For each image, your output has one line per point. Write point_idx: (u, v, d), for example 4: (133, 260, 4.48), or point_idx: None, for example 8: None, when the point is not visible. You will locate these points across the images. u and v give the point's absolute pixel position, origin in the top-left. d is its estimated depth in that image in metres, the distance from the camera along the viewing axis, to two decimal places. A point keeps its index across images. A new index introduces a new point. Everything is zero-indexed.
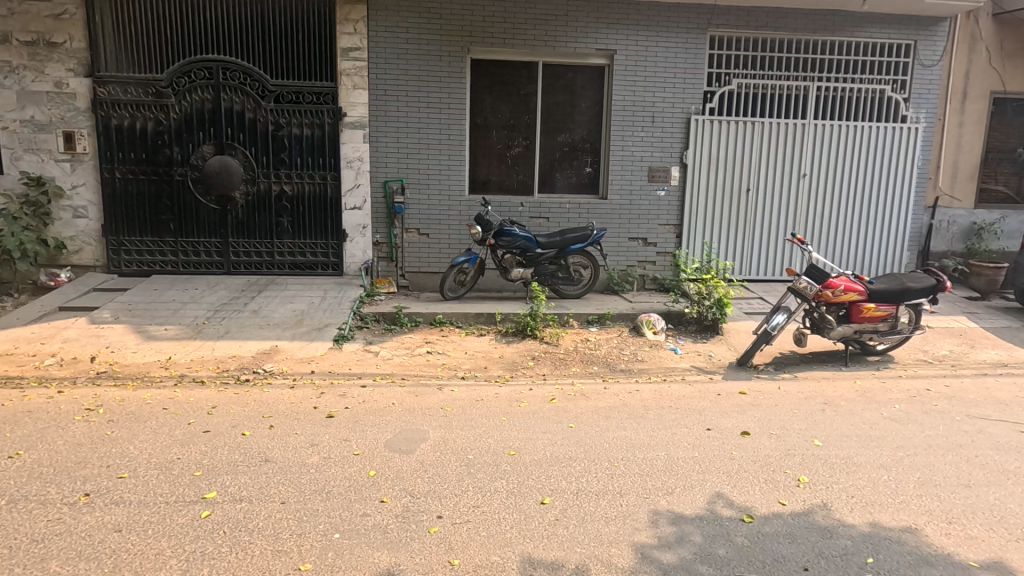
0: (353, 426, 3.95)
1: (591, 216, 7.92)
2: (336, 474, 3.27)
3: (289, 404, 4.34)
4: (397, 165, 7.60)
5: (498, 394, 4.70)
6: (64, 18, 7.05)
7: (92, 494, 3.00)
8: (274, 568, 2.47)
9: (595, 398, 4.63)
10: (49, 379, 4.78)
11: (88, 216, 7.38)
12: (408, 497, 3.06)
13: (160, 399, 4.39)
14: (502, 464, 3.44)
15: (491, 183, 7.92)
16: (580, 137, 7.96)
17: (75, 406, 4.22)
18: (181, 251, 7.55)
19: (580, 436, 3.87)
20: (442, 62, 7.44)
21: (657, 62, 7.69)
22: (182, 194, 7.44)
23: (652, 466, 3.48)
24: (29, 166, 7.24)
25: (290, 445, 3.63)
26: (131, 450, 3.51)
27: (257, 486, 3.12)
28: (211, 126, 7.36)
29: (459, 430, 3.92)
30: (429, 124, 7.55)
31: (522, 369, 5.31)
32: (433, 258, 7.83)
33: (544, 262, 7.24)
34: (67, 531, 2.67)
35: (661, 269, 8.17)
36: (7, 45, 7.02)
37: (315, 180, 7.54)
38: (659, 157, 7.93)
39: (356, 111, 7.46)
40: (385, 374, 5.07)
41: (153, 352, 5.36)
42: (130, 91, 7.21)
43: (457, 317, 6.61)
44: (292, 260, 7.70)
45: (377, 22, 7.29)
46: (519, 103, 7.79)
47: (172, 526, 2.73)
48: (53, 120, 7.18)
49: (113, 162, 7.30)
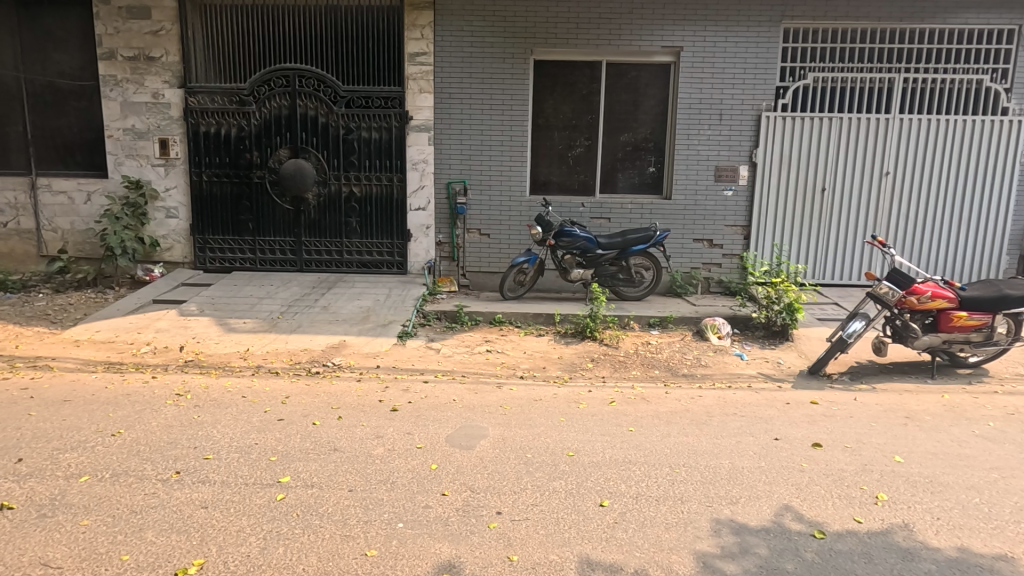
0: (416, 420, 4.08)
1: (654, 217, 7.77)
2: (400, 466, 3.38)
3: (356, 396, 4.54)
4: (460, 167, 7.76)
5: (557, 394, 4.71)
6: (161, 34, 7.66)
7: (181, 472, 3.26)
8: (343, 552, 2.59)
9: (656, 402, 4.55)
10: (144, 365, 5.22)
11: (179, 217, 7.99)
12: (468, 492, 3.12)
13: (240, 387, 4.71)
14: (560, 465, 3.45)
15: (552, 184, 7.93)
16: (644, 136, 7.83)
17: (166, 390, 4.60)
18: (259, 250, 8.04)
19: (640, 440, 3.82)
20: (505, 64, 7.52)
21: (726, 58, 7.44)
22: (260, 195, 7.91)
23: (716, 473, 3.38)
24: (130, 170, 7.91)
25: (356, 436, 3.79)
26: (215, 433, 3.78)
27: (327, 473, 3.28)
28: (288, 131, 7.78)
29: (518, 429, 3.96)
30: (492, 125, 7.65)
31: (581, 371, 5.30)
32: (493, 258, 7.94)
33: (605, 263, 7.17)
34: (162, 504, 2.91)
35: (727, 271, 7.90)
36: (113, 60, 7.71)
37: (381, 182, 7.83)
38: (726, 155, 7.66)
39: (422, 114, 7.67)
40: (447, 371, 5.20)
41: (233, 343, 5.74)
42: (216, 100, 7.74)
43: (517, 317, 6.68)
44: (359, 259, 8.02)
45: (444, 26, 7.47)
46: (581, 103, 7.76)
47: (252, 506, 2.92)
48: (151, 128, 7.82)
49: (201, 166, 7.86)
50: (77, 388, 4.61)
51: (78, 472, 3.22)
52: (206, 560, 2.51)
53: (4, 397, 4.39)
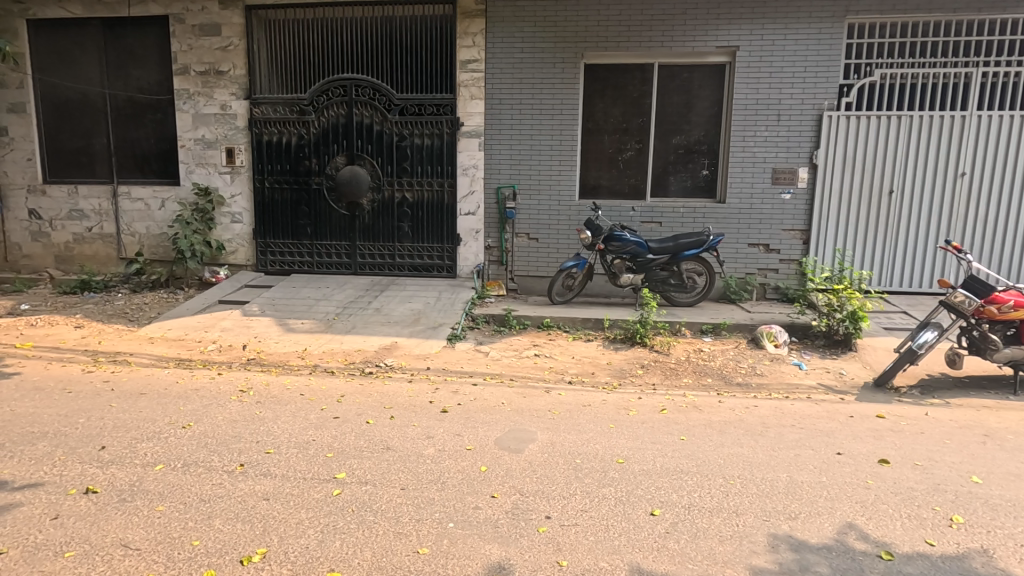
0: (465, 422, 4.14)
1: (707, 221, 7.59)
2: (450, 467, 3.44)
3: (407, 397, 4.64)
4: (510, 172, 7.82)
5: (606, 400, 4.67)
6: (229, 49, 8.11)
7: (245, 464, 3.43)
8: (396, 549, 2.65)
9: (709, 412, 4.43)
10: (211, 362, 5.52)
11: (243, 222, 8.41)
12: (517, 495, 3.14)
13: (298, 385, 4.91)
14: (610, 472, 3.41)
15: (602, 188, 7.87)
16: (697, 139, 7.66)
17: (231, 386, 4.85)
18: (316, 253, 8.36)
19: (692, 449, 3.73)
20: (555, 69, 7.53)
21: (785, 56, 7.19)
22: (318, 201, 8.23)
23: (773, 487, 3.26)
24: (199, 178, 8.39)
25: (408, 436, 3.88)
26: (275, 429, 3.96)
27: (380, 471, 3.37)
28: (344, 138, 8.06)
29: (567, 434, 3.95)
30: (542, 130, 7.68)
31: (630, 377, 5.22)
32: (542, 262, 7.95)
33: (655, 268, 7.05)
34: (228, 494, 3.07)
35: (784, 277, 7.61)
36: (186, 75, 8.21)
37: (433, 187, 7.99)
38: (784, 157, 7.39)
39: (473, 120, 7.79)
40: (495, 374, 5.24)
41: (291, 343, 5.99)
42: (279, 110, 8.12)
43: (566, 322, 6.66)
44: (410, 263, 8.20)
45: (495, 33, 7.57)
46: (632, 106, 7.67)
47: (311, 500, 3.04)
48: (219, 138, 8.27)
49: (263, 173, 8.25)
50: (151, 382, 4.92)
51: (154, 461, 3.44)
52: (268, 549, 2.62)
53: (88, 388, 4.74)
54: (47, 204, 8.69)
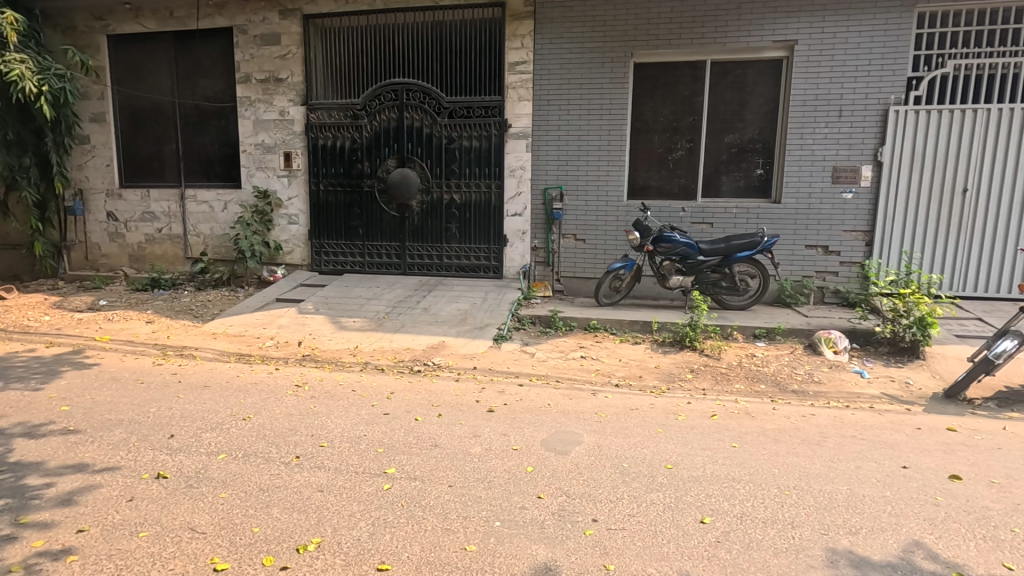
0: (511, 422, 4.16)
1: (761, 222, 7.35)
2: (497, 466, 3.47)
3: (454, 395, 4.71)
4: (557, 173, 7.81)
5: (654, 404, 4.58)
6: (288, 57, 8.44)
7: (301, 456, 3.57)
8: (443, 544, 2.69)
9: (762, 419, 4.29)
10: (269, 357, 5.77)
11: (299, 223, 8.73)
12: (563, 496, 3.13)
13: (350, 381, 5.07)
14: (658, 477, 3.35)
15: (651, 188, 7.74)
16: (751, 137, 7.43)
17: (287, 381, 5.06)
18: (367, 253, 8.60)
19: (745, 457, 3.62)
20: (604, 68, 7.47)
21: (847, 49, 6.88)
22: (370, 202, 8.47)
23: (831, 499, 3.12)
24: (259, 181, 8.78)
25: (455, 434, 3.94)
26: (329, 423, 4.10)
27: (428, 468, 3.44)
28: (395, 142, 8.26)
29: (613, 437, 3.91)
30: (590, 130, 7.63)
31: (679, 382, 5.11)
32: (589, 264, 7.90)
33: (706, 270, 6.87)
34: (285, 485, 3.21)
35: (844, 280, 7.27)
36: (248, 83, 8.61)
37: (481, 189, 8.07)
38: (846, 154, 7.06)
39: (521, 121, 7.82)
40: (541, 375, 5.25)
41: (344, 340, 6.19)
42: (334, 115, 8.40)
43: (612, 324, 6.60)
44: (458, 264, 8.32)
45: (544, 34, 7.58)
46: (683, 105, 7.52)
47: (362, 493, 3.13)
48: (277, 143, 8.63)
49: (318, 176, 8.55)
50: (214, 375, 5.19)
51: (217, 450, 3.63)
52: (322, 539, 2.71)
53: (158, 379, 5.05)
54: (123, 206, 9.30)
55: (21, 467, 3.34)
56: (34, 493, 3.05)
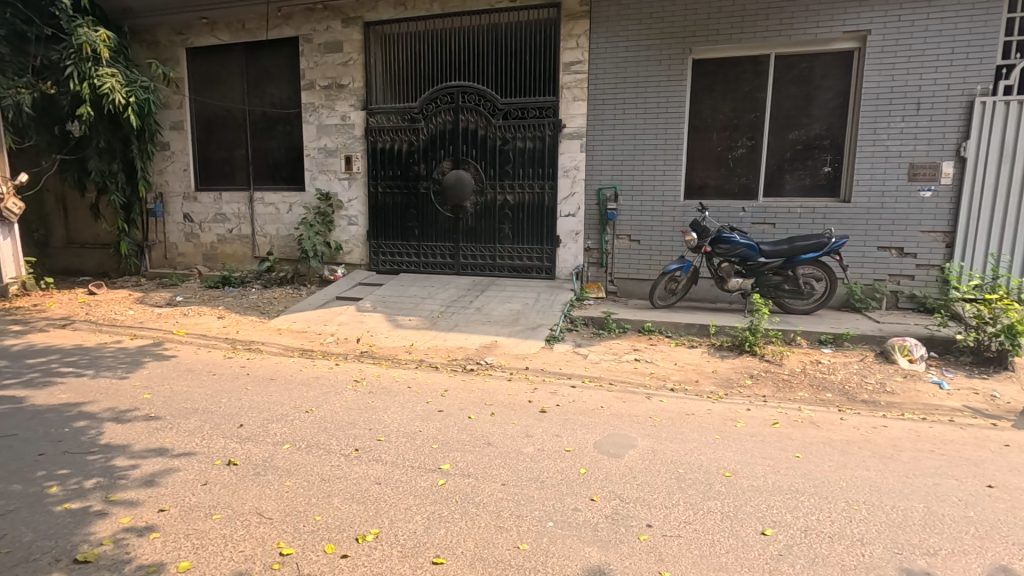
0: (564, 423, 4.14)
1: (829, 222, 6.99)
2: (549, 466, 3.47)
3: (507, 395, 4.74)
4: (612, 173, 7.72)
5: (711, 410, 4.45)
6: (350, 64, 8.74)
7: (360, 449, 3.69)
8: (497, 542, 2.71)
9: (828, 429, 4.08)
10: (330, 353, 6.00)
11: (358, 224, 9.02)
12: (617, 500, 3.10)
13: (406, 378, 5.20)
14: (715, 484, 3.26)
15: (709, 188, 7.52)
16: (818, 133, 7.09)
17: (346, 376, 5.25)
18: (422, 253, 8.78)
19: (809, 469, 3.45)
20: (661, 66, 7.32)
21: (927, 37, 6.45)
22: (425, 204, 8.65)
23: (905, 517, 2.94)
24: (321, 184, 9.13)
25: (507, 433, 3.97)
26: (386, 418, 4.22)
27: (481, 465, 3.48)
28: (450, 144, 8.40)
29: (669, 442, 3.82)
30: (646, 130, 7.50)
31: (737, 388, 4.93)
32: (643, 265, 7.77)
33: (767, 272, 6.61)
34: (345, 476, 3.33)
35: (921, 284, 6.82)
36: (312, 89, 8.97)
37: (534, 189, 8.09)
38: (924, 150, 6.62)
39: (575, 122, 7.79)
40: (594, 377, 5.20)
41: (399, 338, 6.35)
42: (392, 119, 8.64)
43: (668, 327, 6.47)
44: (510, 264, 8.36)
45: (599, 33, 7.51)
46: (744, 101, 7.26)
47: (418, 487, 3.21)
48: (339, 146, 8.95)
49: (377, 178, 8.81)
50: (279, 369, 5.45)
51: (282, 441, 3.81)
52: (380, 531, 2.78)
53: (229, 372, 5.35)
54: (198, 209, 9.90)
55: (110, 449, 3.63)
56: (121, 474, 3.30)
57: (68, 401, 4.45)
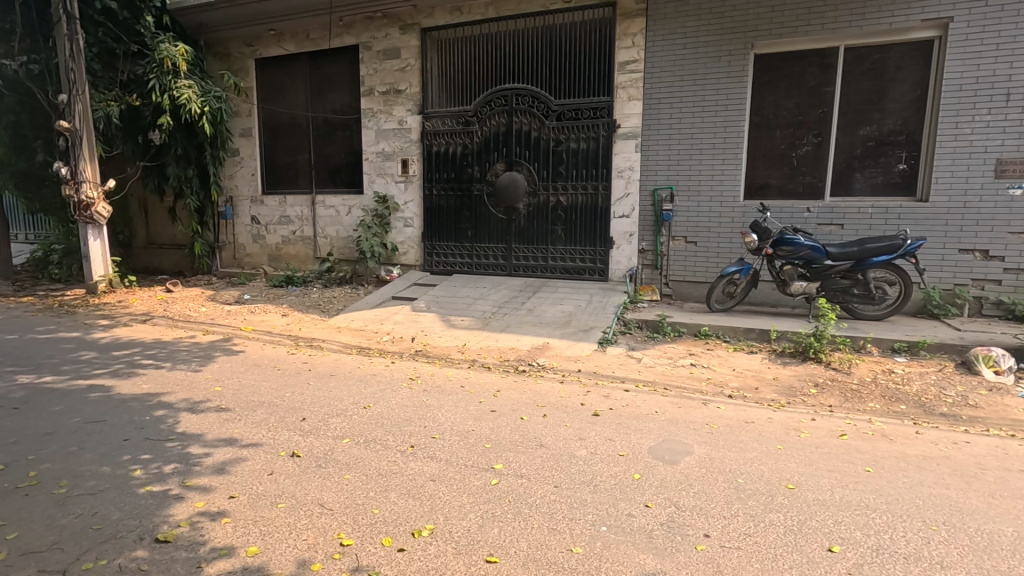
0: (617, 427, 4.09)
1: (903, 223, 6.58)
2: (602, 470, 3.43)
3: (559, 397, 4.72)
4: (668, 173, 7.56)
5: (773, 419, 4.28)
6: (407, 70, 8.96)
7: (415, 446, 3.77)
8: (550, 544, 2.70)
9: (902, 443, 3.83)
10: (386, 351, 6.17)
11: (413, 226, 9.24)
12: (673, 507, 3.02)
13: (459, 377, 5.28)
14: (777, 497, 3.13)
15: (771, 187, 7.23)
16: (892, 128, 6.68)
17: (402, 374, 5.38)
18: (475, 255, 8.88)
19: (881, 484, 3.26)
20: (721, 62, 7.11)
21: (1018, 23, 5.98)
22: (479, 206, 8.75)
23: (993, 542, 2.71)
24: (379, 187, 9.40)
25: (560, 435, 3.95)
26: (440, 416, 4.30)
27: (534, 466, 3.49)
28: (504, 146, 8.46)
29: (727, 450, 3.71)
30: (704, 128, 7.29)
31: (801, 397, 4.72)
32: (700, 267, 7.56)
33: (834, 276, 6.27)
34: (401, 471, 3.41)
35: (1009, 290, 6.30)
36: (371, 96, 9.26)
37: (588, 190, 8.03)
38: (1014, 145, 6.12)
39: (630, 122, 7.68)
40: (648, 382, 5.10)
41: (453, 338, 6.46)
42: (447, 122, 8.80)
43: (725, 331, 6.27)
44: (563, 265, 8.33)
45: (656, 31, 7.38)
46: (810, 97, 6.94)
47: (472, 486, 3.25)
48: (395, 150, 9.19)
49: (432, 181, 8.99)
50: (339, 365, 5.66)
51: (342, 435, 3.94)
52: (435, 527, 2.84)
53: (292, 367, 5.60)
54: (264, 211, 10.41)
55: (186, 437, 3.87)
56: (196, 461, 3.51)
57: (149, 391, 4.78)
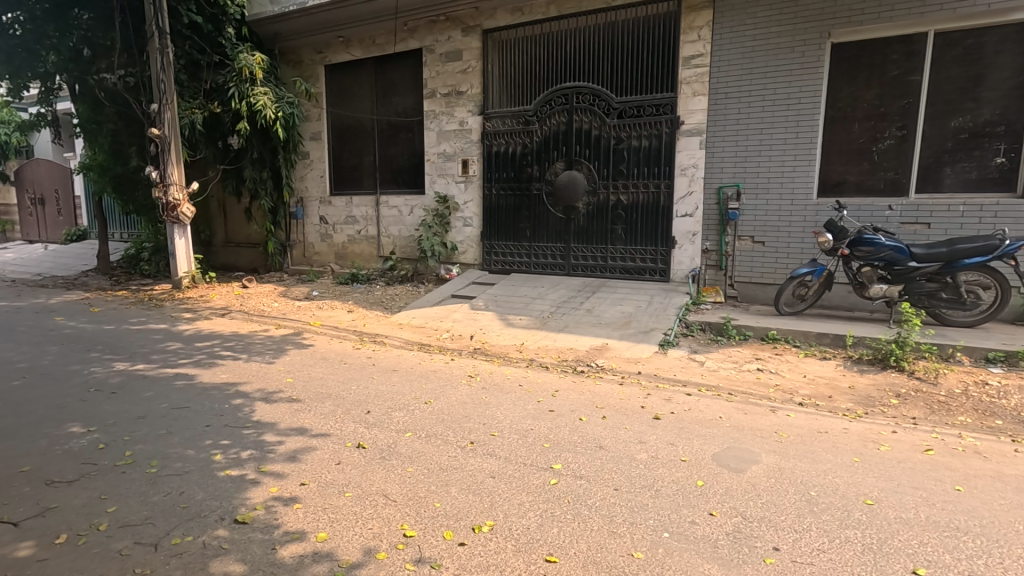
0: (679, 432, 3.98)
1: (1000, 221, 6.06)
2: (663, 475, 3.35)
3: (618, 399, 4.66)
4: (734, 170, 7.29)
5: (848, 429, 4.04)
6: (468, 71, 9.08)
7: (475, 442, 3.82)
8: (611, 547, 2.67)
9: (998, 462, 3.52)
10: (446, 348, 6.29)
11: (472, 225, 9.35)
12: (739, 517, 2.91)
13: (517, 376, 5.31)
14: (854, 512, 2.94)
15: (848, 184, 6.81)
16: (989, 118, 6.15)
17: (461, 371, 5.46)
18: (533, 254, 8.89)
19: (973, 505, 3.00)
20: (794, 53, 6.78)
21: None
22: (538, 205, 8.75)
23: None
24: (440, 187, 9.58)
25: (619, 437, 3.90)
26: (499, 414, 4.34)
27: (593, 468, 3.45)
28: (564, 145, 8.42)
29: (798, 461, 3.53)
30: (774, 123, 6.98)
31: (880, 407, 4.42)
32: (768, 268, 7.25)
33: (919, 279, 5.83)
34: (461, 467, 3.47)
35: None
36: (434, 98, 9.45)
37: (649, 189, 7.87)
38: None
39: (694, 118, 7.46)
40: (711, 386, 4.93)
41: (511, 337, 6.50)
42: (507, 122, 8.85)
43: (796, 336, 5.98)
44: (623, 265, 8.21)
45: (724, 23, 7.13)
46: (893, 87, 6.50)
47: (532, 484, 3.25)
48: (457, 151, 9.34)
49: (491, 181, 9.07)
50: (401, 361, 5.83)
51: (404, 429, 4.05)
52: (495, 523, 2.86)
53: (357, 361, 5.82)
54: (332, 211, 10.85)
55: (261, 425, 4.09)
56: (270, 448, 3.71)
57: (228, 380, 5.10)
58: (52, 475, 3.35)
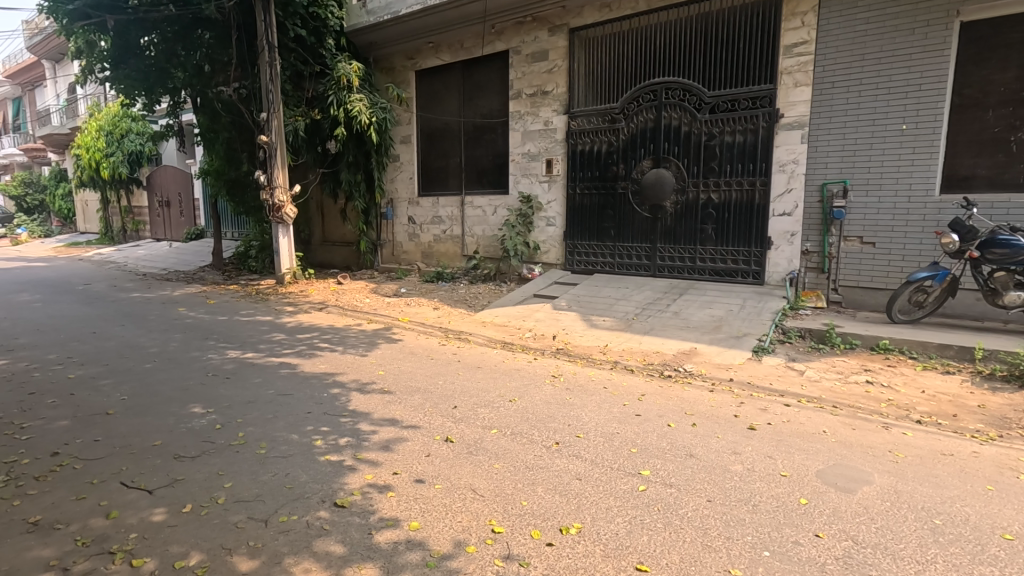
0: (777, 444, 3.74)
1: None
2: (762, 490, 3.15)
3: (709, 406, 4.45)
4: (840, 165, 6.75)
5: (979, 453, 3.60)
6: (554, 70, 9.06)
7: (560, 443, 3.80)
8: (706, 561, 2.54)
9: None
10: (528, 347, 6.32)
11: (556, 225, 9.32)
12: (849, 542, 2.68)
13: (601, 378, 5.22)
14: (990, 547, 2.62)
15: (978, 179, 6.09)
16: None
17: (545, 371, 5.45)
18: (617, 255, 8.71)
19: None
20: (914, 35, 6.17)
21: None
22: (623, 204, 8.57)
23: None
24: (523, 187, 9.63)
25: (711, 447, 3.72)
26: (584, 415, 4.29)
27: (684, 477, 3.31)
28: (651, 142, 8.19)
29: (917, 484, 3.20)
30: (889, 113, 6.38)
31: (1018, 430, 3.91)
32: (878, 271, 6.65)
33: None
34: (547, 467, 3.46)
35: None
36: (519, 98, 9.52)
37: (743, 187, 7.47)
38: None
39: (795, 110, 7.00)
40: (813, 398, 4.58)
41: (594, 338, 6.41)
42: (593, 121, 8.74)
43: (912, 346, 5.44)
44: (712, 267, 7.84)
45: (832, 8, 6.63)
46: None
47: (620, 490, 3.18)
48: (541, 150, 9.35)
49: (575, 180, 9.00)
50: (485, 358, 5.92)
51: (490, 425, 4.11)
52: (583, 526, 2.83)
53: (444, 357, 5.98)
54: (419, 211, 11.23)
55: (356, 414, 4.31)
56: (365, 436, 3.90)
57: (326, 370, 5.42)
58: (177, 450, 3.71)
